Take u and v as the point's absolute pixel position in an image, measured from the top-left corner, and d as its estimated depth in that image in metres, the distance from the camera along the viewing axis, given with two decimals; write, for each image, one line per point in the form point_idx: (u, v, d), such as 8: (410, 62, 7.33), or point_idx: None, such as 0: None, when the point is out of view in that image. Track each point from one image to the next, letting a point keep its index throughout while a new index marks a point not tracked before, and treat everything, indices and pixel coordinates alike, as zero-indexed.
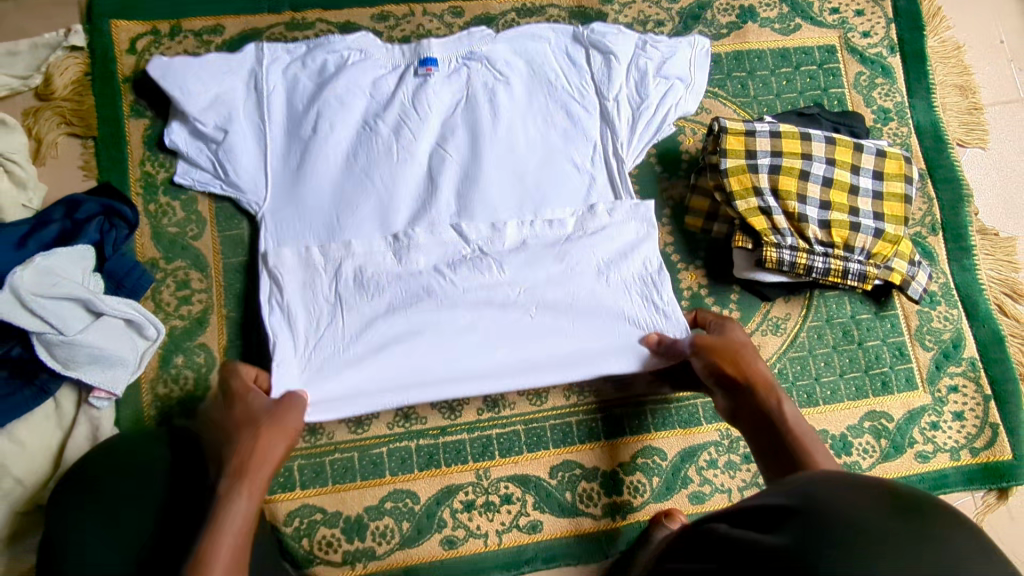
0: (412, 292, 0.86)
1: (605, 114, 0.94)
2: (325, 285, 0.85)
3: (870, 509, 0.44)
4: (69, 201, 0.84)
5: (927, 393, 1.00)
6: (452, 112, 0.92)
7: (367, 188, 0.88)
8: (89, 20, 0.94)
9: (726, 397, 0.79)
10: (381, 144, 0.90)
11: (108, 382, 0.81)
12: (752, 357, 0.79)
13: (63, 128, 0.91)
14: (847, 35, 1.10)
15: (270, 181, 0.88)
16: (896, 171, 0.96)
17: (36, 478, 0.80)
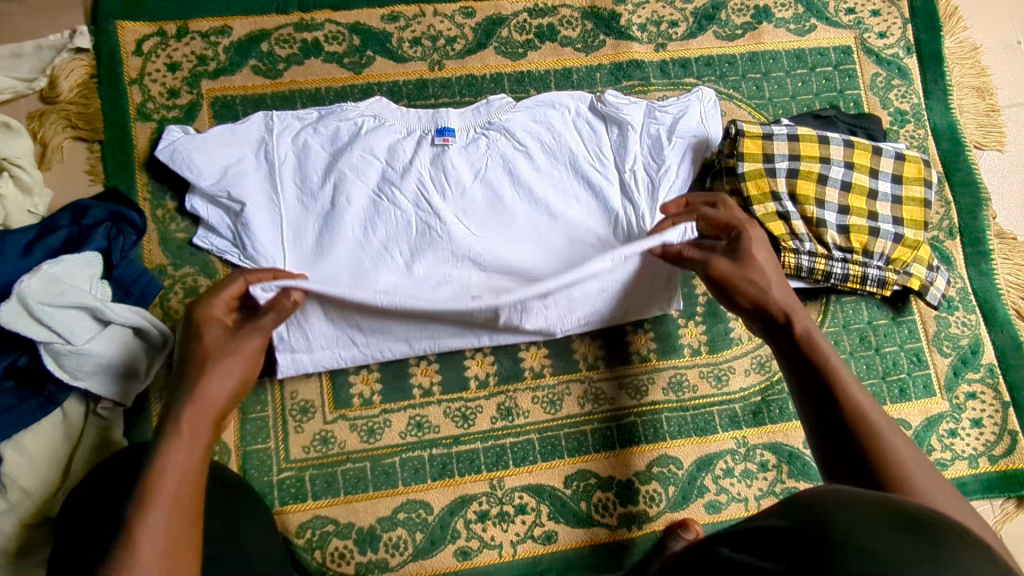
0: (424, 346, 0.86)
1: (623, 184, 0.92)
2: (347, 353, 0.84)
3: (880, 535, 0.43)
4: (76, 208, 0.83)
5: (945, 399, 0.99)
6: (471, 180, 0.91)
7: (388, 262, 0.88)
8: (95, 22, 0.92)
9: (751, 323, 0.76)
10: (401, 218, 0.89)
11: (118, 390, 0.80)
12: (768, 281, 0.74)
13: (68, 131, 0.90)
14: (863, 36, 1.08)
15: (289, 256, 0.86)
16: (915, 175, 0.94)
17: (44, 488, 0.78)
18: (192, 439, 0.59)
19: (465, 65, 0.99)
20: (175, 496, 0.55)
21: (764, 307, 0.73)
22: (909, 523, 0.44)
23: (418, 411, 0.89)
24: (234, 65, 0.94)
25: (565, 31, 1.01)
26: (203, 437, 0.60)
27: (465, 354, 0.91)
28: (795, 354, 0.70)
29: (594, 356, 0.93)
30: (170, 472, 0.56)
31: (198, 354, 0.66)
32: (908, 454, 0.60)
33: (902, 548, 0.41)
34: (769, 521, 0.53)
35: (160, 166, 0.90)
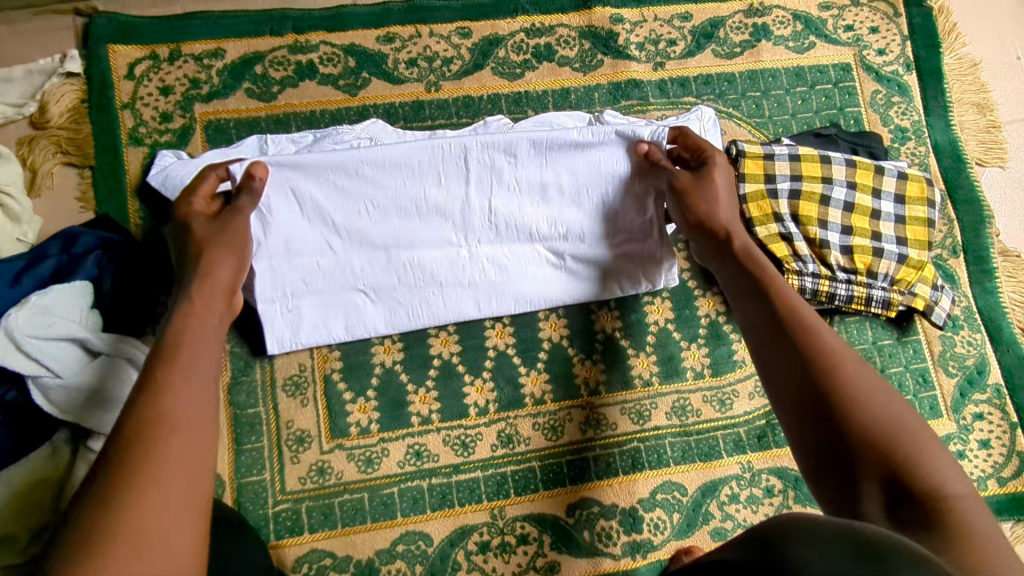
0: (400, 269, 0.87)
1: None
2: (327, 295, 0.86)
3: (820, 554, 0.42)
4: (67, 236, 0.83)
5: (952, 420, 0.97)
6: None
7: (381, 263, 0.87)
8: (86, 45, 0.91)
9: (699, 245, 0.80)
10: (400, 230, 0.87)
11: (102, 420, 0.76)
12: (720, 203, 0.78)
13: (59, 157, 0.88)
14: (862, 54, 1.07)
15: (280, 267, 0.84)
16: (918, 195, 0.93)
17: (15, 525, 0.73)
18: (207, 304, 0.67)
19: (462, 85, 0.98)
20: (188, 375, 0.59)
21: (711, 224, 0.78)
22: (859, 544, 0.42)
23: (418, 440, 0.87)
24: (227, 88, 0.93)
25: (563, 50, 1.01)
26: (207, 329, 0.65)
27: (464, 381, 0.90)
28: (737, 268, 0.75)
29: (595, 380, 0.92)
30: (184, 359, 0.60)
31: (191, 242, 0.72)
32: (843, 350, 0.63)
33: (841, 564, 0.40)
34: (728, 553, 0.52)
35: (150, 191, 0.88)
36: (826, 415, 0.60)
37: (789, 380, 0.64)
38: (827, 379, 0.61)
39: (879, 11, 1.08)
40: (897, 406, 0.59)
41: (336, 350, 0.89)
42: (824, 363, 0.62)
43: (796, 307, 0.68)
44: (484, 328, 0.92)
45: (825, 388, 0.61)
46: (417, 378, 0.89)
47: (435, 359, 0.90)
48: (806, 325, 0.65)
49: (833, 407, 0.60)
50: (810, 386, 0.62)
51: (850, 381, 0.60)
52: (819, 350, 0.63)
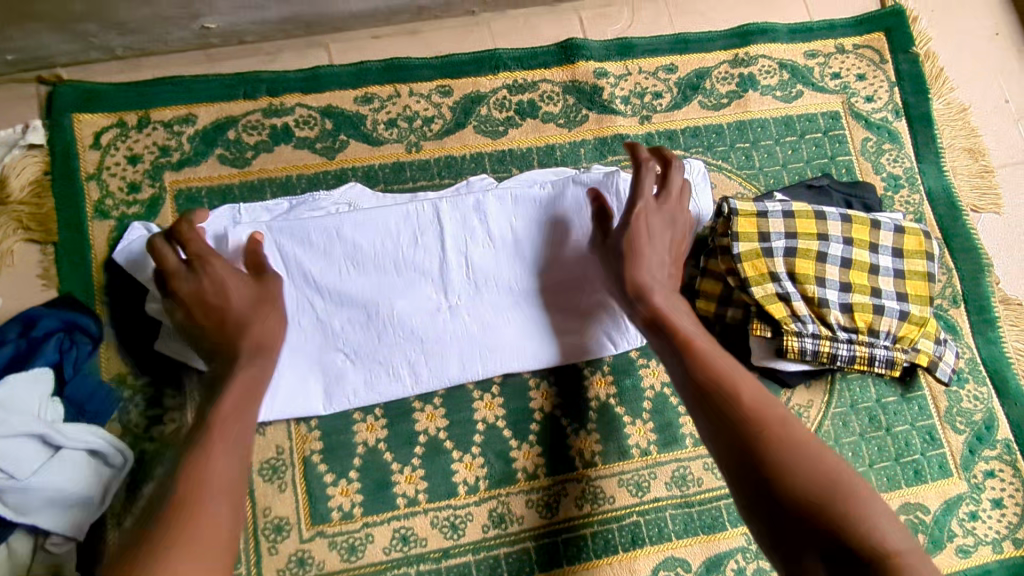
0: (383, 328, 0.85)
1: None
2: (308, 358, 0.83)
3: None
4: (25, 319, 0.79)
5: (963, 480, 0.93)
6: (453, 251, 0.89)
7: (363, 322, 0.84)
8: (49, 115, 0.87)
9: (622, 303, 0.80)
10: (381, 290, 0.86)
11: (83, 524, 0.74)
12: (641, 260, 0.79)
13: (20, 233, 0.84)
14: (850, 101, 1.05)
15: None
16: (916, 248, 0.90)
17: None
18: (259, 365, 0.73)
19: (443, 145, 0.95)
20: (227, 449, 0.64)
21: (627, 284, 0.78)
22: None
23: (404, 523, 0.83)
24: (199, 154, 0.89)
25: (547, 106, 0.98)
26: (252, 410, 0.69)
27: (452, 458, 0.85)
28: (655, 327, 0.75)
29: (591, 451, 0.87)
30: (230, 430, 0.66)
31: (222, 296, 0.74)
32: (773, 412, 0.65)
33: None
34: None
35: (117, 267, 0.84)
36: (764, 483, 0.61)
37: (724, 448, 0.65)
38: (760, 446, 0.63)
39: (865, 58, 1.06)
40: (829, 463, 0.62)
41: (316, 429, 0.84)
42: (756, 431, 0.64)
43: (723, 369, 0.69)
44: (472, 400, 0.87)
45: (758, 456, 0.62)
46: (402, 457, 0.84)
47: (420, 435, 0.85)
48: (733, 388, 0.67)
49: (768, 474, 0.61)
50: (746, 454, 0.63)
51: (780, 446, 0.62)
52: (748, 418, 0.65)
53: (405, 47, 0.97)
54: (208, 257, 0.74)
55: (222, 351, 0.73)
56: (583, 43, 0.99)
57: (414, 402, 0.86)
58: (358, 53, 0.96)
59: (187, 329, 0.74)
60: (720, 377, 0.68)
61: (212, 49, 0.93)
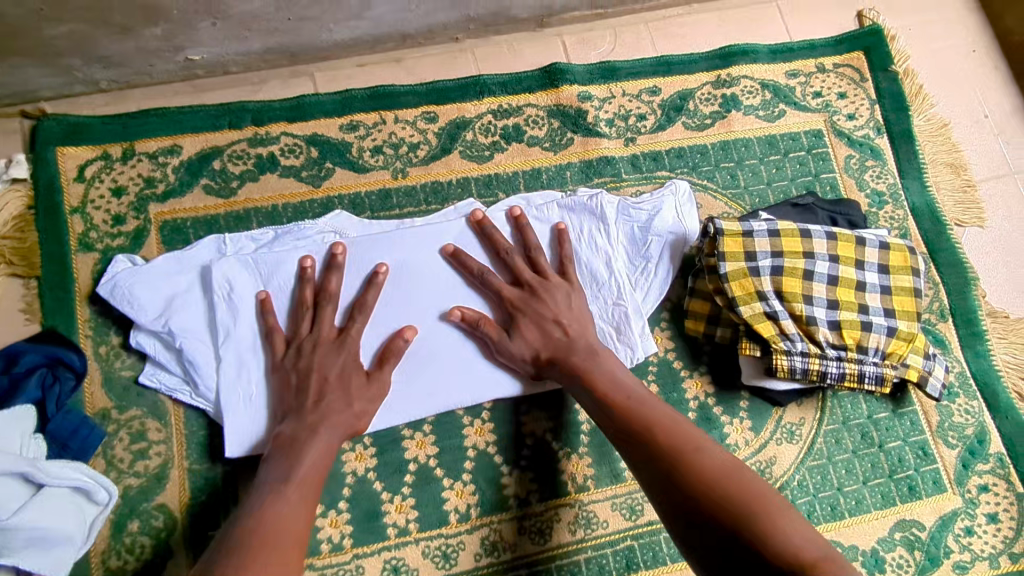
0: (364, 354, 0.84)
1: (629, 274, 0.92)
2: None
3: None
4: (9, 354, 0.78)
5: (958, 495, 0.93)
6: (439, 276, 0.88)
7: None
8: (33, 149, 0.87)
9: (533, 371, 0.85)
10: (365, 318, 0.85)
11: (67, 558, 0.72)
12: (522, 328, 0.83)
13: (3, 268, 0.83)
14: (832, 119, 1.06)
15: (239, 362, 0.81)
16: (901, 264, 0.91)
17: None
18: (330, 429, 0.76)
19: (430, 171, 0.95)
20: (310, 482, 0.72)
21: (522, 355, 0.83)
22: None
23: (395, 554, 0.81)
24: (184, 185, 0.89)
25: (532, 130, 0.99)
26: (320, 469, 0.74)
27: (443, 486, 0.84)
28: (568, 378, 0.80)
29: (583, 476, 0.87)
30: (307, 463, 0.73)
31: (339, 377, 0.78)
32: (688, 442, 0.70)
33: None
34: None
35: (102, 300, 0.84)
36: (685, 512, 0.65)
37: (650, 486, 0.70)
38: (677, 476, 0.67)
39: (846, 76, 1.08)
40: (743, 481, 0.65)
41: None
42: (673, 463, 0.68)
43: (640, 409, 0.74)
44: (462, 426, 0.86)
45: (676, 488, 0.67)
46: (392, 486, 0.83)
47: (410, 463, 0.84)
48: (648, 426, 0.72)
49: (688, 500, 0.65)
50: (667, 488, 0.67)
51: (697, 472, 0.67)
52: (665, 452, 0.69)
53: (390, 74, 0.98)
54: (342, 338, 0.80)
55: (297, 412, 0.76)
56: (567, 68, 1.00)
57: (403, 429, 0.85)
58: (343, 82, 0.97)
59: (289, 386, 0.78)
60: (641, 416, 0.74)
61: (197, 80, 0.93)
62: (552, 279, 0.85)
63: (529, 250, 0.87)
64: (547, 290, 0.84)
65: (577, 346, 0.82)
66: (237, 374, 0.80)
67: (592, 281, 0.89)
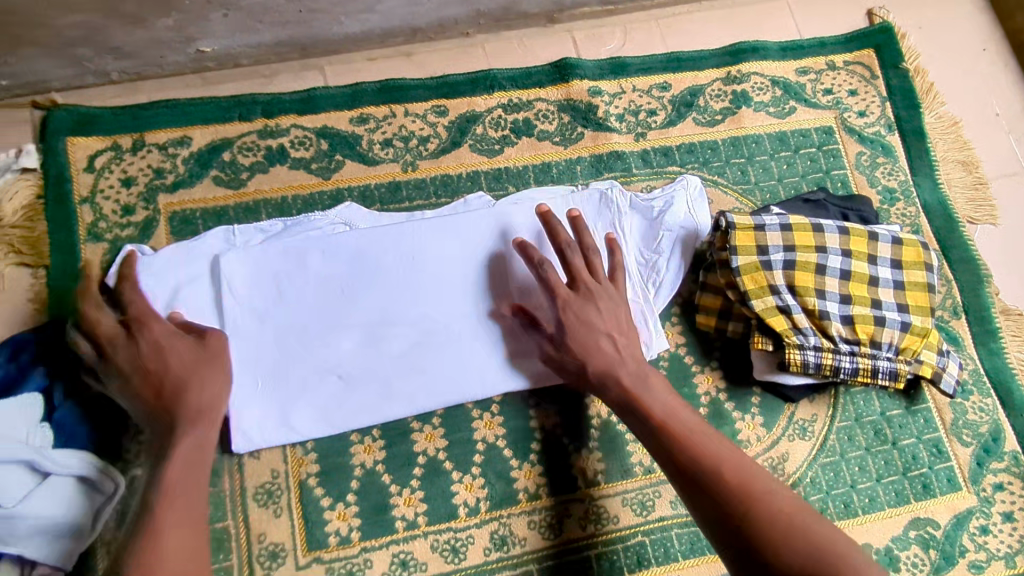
0: (372, 345, 0.85)
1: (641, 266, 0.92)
2: (301, 375, 0.83)
3: None
4: (16, 343, 0.77)
5: (973, 493, 0.92)
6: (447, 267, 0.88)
7: (353, 333, 0.85)
8: (43, 139, 0.87)
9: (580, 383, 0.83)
10: (374, 309, 0.86)
11: (68, 551, 0.72)
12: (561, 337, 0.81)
13: (12, 257, 0.83)
14: (843, 116, 1.06)
15: (248, 352, 0.82)
16: (915, 259, 0.90)
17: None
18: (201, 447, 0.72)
19: (440, 164, 0.95)
20: (189, 501, 0.68)
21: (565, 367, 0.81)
22: None
23: (403, 547, 0.81)
24: (193, 176, 0.89)
25: (542, 124, 0.98)
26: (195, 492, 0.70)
27: (452, 479, 0.83)
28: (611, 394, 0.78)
29: (593, 470, 0.86)
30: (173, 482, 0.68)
31: (155, 359, 0.73)
32: (758, 486, 0.68)
33: None
34: None
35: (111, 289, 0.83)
36: (755, 561, 0.63)
37: (714, 526, 0.68)
38: (751, 522, 0.65)
39: (856, 74, 1.08)
40: (816, 530, 0.64)
41: (312, 451, 0.82)
42: (747, 505, 0.66)
43: (701, 441, 0.72)
44: (471, 419, 0.85)
45: (751, 533, 0.65)
46: (401, 479, 0.82)
47: (419, 456, 0.83)
48: (714, 461, 0.70)
49: (760, 546, 0.63)
50: (737, 530, 0.65)
51: (770, 514, 0.65)
52: (737, 495, 0.67)
53: (400, 68, 0.98)
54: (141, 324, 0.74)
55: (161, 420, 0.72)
56: (577, 63, 1.00)
57: (412, 422, 0.84)
58: (353, 76, 0.96)
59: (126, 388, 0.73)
60: (699, 448, 0.71)
61: (208, 72, 0.93)
62: (601, 287, 0.83)
63: (585, 255, 0.84)
64: (591, 294, 0.82)
65: (615, 359, 0.79)
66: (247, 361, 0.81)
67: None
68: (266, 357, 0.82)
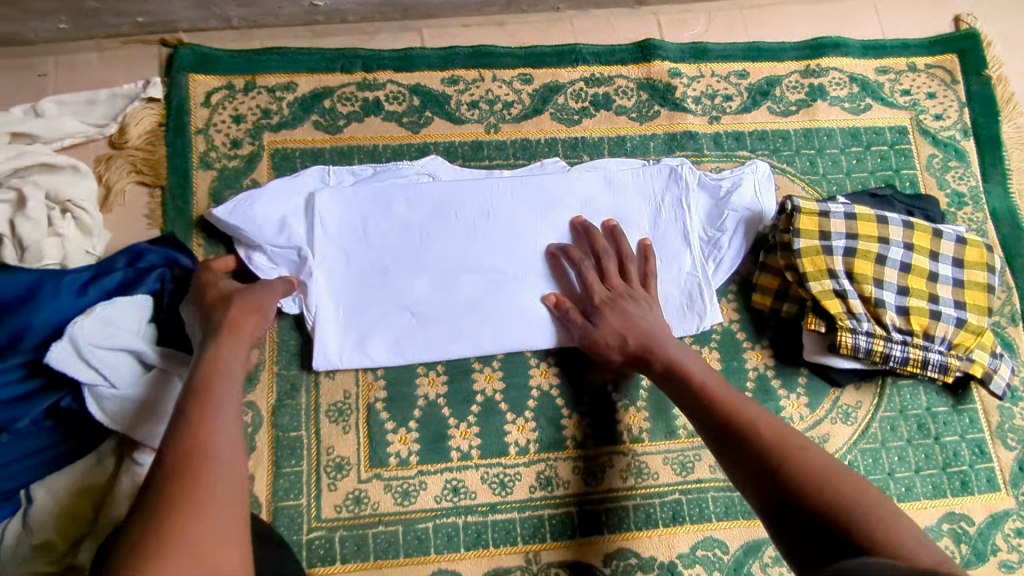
0: (445, 289, 0.91)
1: (704, 242, 0.96)
2: (377, 309, 0.90)
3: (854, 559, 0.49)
4: (132, 251, 0.86)
5: (1011, 496, 0.93)
6: (520, 225, 0.94)
7: (427, 276, 0.91)
8: (168, 74, 0.96)
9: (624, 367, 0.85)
10: (449, 256, 0.92)
11: (151, 433, 0.79)
12: (601, 323, 0.85)
13: (133, 176, 0.92)
14: (919, 118, 1.07)
15: (334, 283, 0.90)
16: (977, 259, 0.92)
17: (59, 529, 0.78)
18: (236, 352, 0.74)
19: (521, 129, 1.00)
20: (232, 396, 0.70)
21: (606, 351, 0.85)
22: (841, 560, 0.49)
23: (455, 475, 0.87)
24: (296, 119, 0.97)
25: (621, 100, 1.03)
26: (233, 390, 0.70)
27: (506, 419, 0.89)
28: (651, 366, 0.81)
29: (639, 427, 0.90)
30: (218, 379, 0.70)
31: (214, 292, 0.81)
32: (795, 441, 0.66)
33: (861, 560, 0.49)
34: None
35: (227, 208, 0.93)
36: (781, 497, 0.61)
37: (746, 482, 0.65)
38: (780, 465, 0.63)
39: (937, 78, 1.09)
40: (854, 485, 0.60)
41: (381, 378, 0.89)
42: (779, 460, 0.64)
43: (737, 402, 0.71)
44: (529, 366, 0.91)
45: (778, 473, 0.62)
46: (459, 413, 0.89)
47: (478, 394, 0.90)
48: (744, 415, 0.69)
49: (793, 497, 0.60)
50: (769, 486, 0.62)
51: (804, 469, 0.62)
52: (766, 445, 0.65)
53: (492, 36, 1.04)
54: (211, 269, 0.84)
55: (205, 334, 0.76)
56: (659, 44, 1.04)
57: (474, 362, 0.91)
58: (448, 39, 1.03)
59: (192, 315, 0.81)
60: (732, 405, 0.71)
61: (317, 26, 1.01)
62: (635, 287, 0.88)
63: (621, 260, 0.90)
64: (627, 291, 0.87)
65: (654, 341, 0.82)
66: (332, 291, 0.89)
67: (669, 250, 0.95)
68: (350, 289, 0.90)
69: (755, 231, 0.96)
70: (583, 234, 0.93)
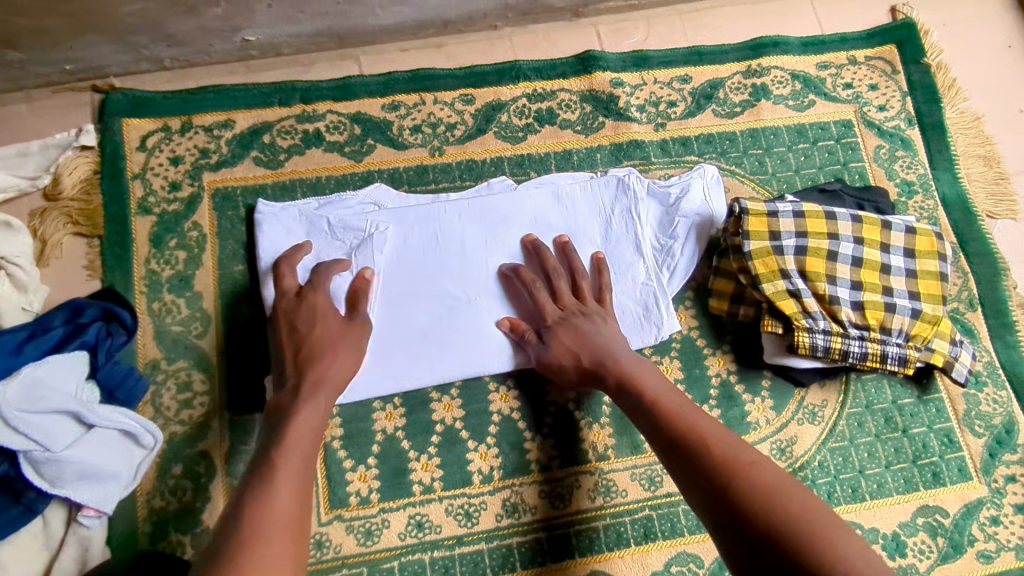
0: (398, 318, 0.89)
1: (657, 249, 0.95)
2: None
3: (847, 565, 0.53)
4: (71, 306, 0.82)
5: (983, 484, 0.92)
6: (470, 246, 0.92)
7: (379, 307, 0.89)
8: (101, 120, 0.94)
9: (584, 386, 0.84)
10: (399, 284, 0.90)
11: (98, 498, 0.78)
12: (558, 342, 0.84)
13: (70, 228, 0.90)
14: (863, 110, 1.07)
15: None
16: (928, 248, 0.92)
17: None
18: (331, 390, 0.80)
19: (466, 149, 1.00)
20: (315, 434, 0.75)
21: (564, 373, 0.83)
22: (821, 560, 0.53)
23: (419, 510, 0.85)
24: (235, 156, 0.95)
25: (565, 114, 1.02)
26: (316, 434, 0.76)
27: (468, 448, 0.87)
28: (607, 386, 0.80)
29: (603, 445, 0.89)
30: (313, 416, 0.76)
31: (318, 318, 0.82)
32: (744, 457, 0.66)
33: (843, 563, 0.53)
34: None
35: (168, 252, 0.91)
36: (731, 516, 0.61)
37: (698, 503, 0.65)
38: (728, 485, 0.63)
39: (878, 69, 1.09)
40: (796, 500, 0.60)
41: (337, 416, 0.87)
42: (727, 477, 0.64)
43: (687, 417, 0.72)
44: (488, 391, 0.90)
45: (728, 495, 0.62)
46: (419, 445, 0.87)
47: (437, 425, 0.88)
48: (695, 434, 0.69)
49: (738, 517, 0.60)
50: (716, 504, 0.63)
51: (751, 487, 0.62)
52: (715, 463, 0.65)
53: (432, 59, 1.03)
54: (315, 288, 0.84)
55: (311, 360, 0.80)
56: (600, 55, 1.04)
57: (432, 392, 0.89)
58: (386, 65, 1.02)
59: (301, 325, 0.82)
60: (682, 425, 0.71)
61: (251, 61, 0.99)
62: (589, 304, 0.87)
63: (572, 278, 0.89)
64: (578, 308, 0.86)
65: (608, 358, 0.81)
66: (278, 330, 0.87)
67: (622, 261, 0.93)
68: None
69: (707, 235, 0.95)
70: (534, 250, 0.91)
